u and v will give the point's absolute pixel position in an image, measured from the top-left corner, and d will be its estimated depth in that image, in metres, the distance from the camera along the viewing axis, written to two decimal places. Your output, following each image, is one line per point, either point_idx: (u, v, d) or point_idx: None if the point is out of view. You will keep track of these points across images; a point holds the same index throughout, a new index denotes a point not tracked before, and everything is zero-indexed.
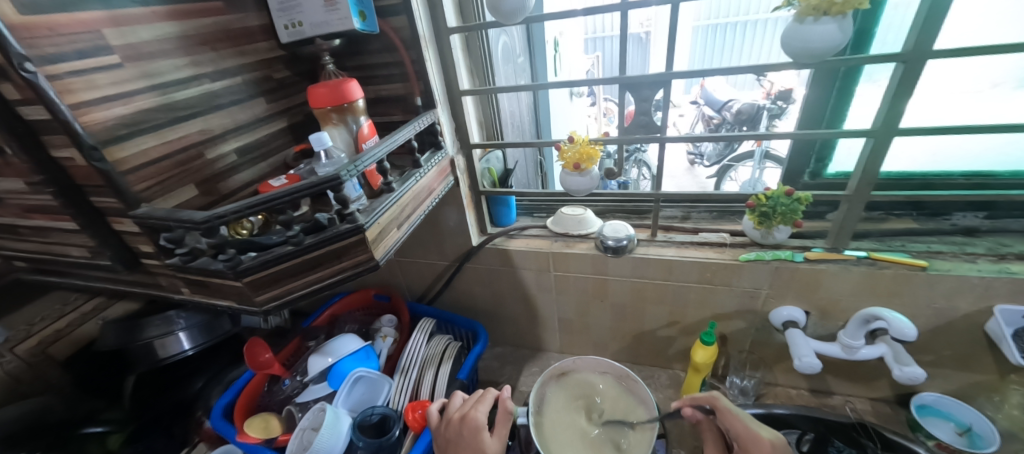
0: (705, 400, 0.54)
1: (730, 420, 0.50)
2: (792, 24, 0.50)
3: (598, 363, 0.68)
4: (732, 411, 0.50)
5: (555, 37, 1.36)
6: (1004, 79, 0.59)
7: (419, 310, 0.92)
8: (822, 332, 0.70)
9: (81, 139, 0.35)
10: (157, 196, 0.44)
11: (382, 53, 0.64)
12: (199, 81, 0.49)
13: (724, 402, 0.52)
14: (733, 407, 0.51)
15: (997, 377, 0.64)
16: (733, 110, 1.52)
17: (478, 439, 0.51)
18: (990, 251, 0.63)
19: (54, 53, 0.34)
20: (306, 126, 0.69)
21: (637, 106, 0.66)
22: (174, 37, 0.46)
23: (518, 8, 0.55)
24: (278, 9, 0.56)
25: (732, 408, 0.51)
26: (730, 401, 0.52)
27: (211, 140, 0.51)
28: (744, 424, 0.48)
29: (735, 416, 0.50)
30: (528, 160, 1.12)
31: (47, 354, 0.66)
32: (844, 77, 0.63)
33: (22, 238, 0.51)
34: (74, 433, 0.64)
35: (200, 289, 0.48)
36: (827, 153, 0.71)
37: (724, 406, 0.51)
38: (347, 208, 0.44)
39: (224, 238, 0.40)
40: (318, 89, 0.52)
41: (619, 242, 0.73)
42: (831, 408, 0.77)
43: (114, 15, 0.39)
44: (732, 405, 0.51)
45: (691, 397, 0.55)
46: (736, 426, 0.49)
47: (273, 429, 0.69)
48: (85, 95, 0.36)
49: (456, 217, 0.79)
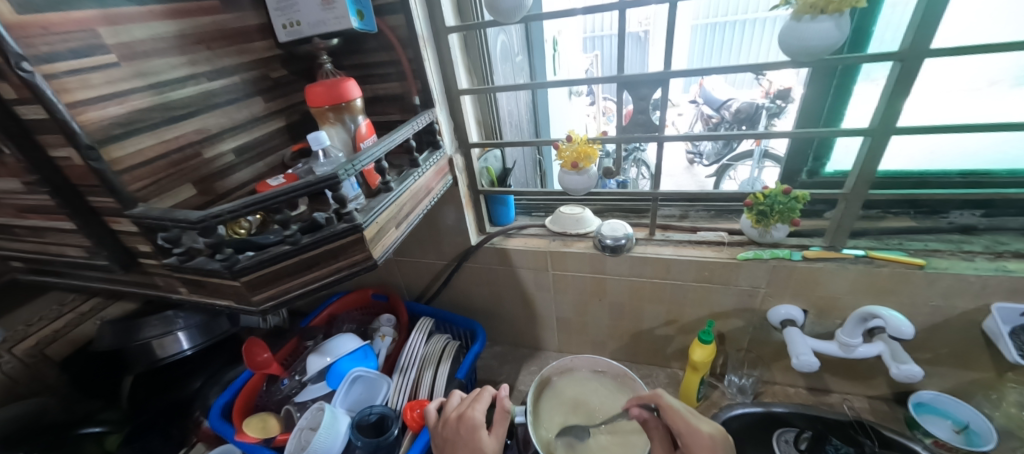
0: (649, 397, 0.53)
1: (670, 415, 0.49)
2: (788, 23, 0.50)
3: (593, 362, 0.67)
4: (673, 406, 0.49)
5: (554, 36, 1.36)
6: (1002, 77, 0.59)
7: (418, 309, 0.92)
8: (819, 330, 0.71)
9: (77, 138, 0.35)
10: (153, 196, 0.44)
11: (379, 52, 0.63)
12: (195, 80, 0.49)
13: (666, 398, 0.51)
14: (676, 404, 0.51)
15: (994, 375, 0.65)
16: (733, 109, 1.51)
17: (476, 437, 0.51)
18: (988, 249, 0.63)
19: (49, 52, 0.33)
20: (304, 126, 0.69)
21: (635, 105, 0.66)
22: (170, 36, 0.46)
23: (515, 7, 0.55)
24: (275, 8, 0.56)
25: (674, 404, 0.51)
26: (673, 398, 0.52)
27: (208, 139, 0.51)
28: (684, 419, 0.48)
29: (676, 411, 0.49)
30: (527, 159, 1.12)
31: (44, 354, 0.66)
32: (841, 75, 0.63)
33: (18, 238, 0.51)
34: (71, 434, 0.64)
35: (197, 288, 0.48)
36: (825, 151, 0.71)
37: (666, 402, 0.51)
38: (344, 207, 0.44)
39: (221, 238, 0.40)
40: (315, 87, 0.52)
41: (617, 241, 0.73)
42: (829, 406, 0.77)
43: (108, 13, 0.39)
44: (675, 402, 0.51)
45: (639, 396, 0.55)
46: (677, 420, 0.48)
47: (271, 429, 0.68)
48: (80, 95, 0.36)
49: (454, 216, 0.79)
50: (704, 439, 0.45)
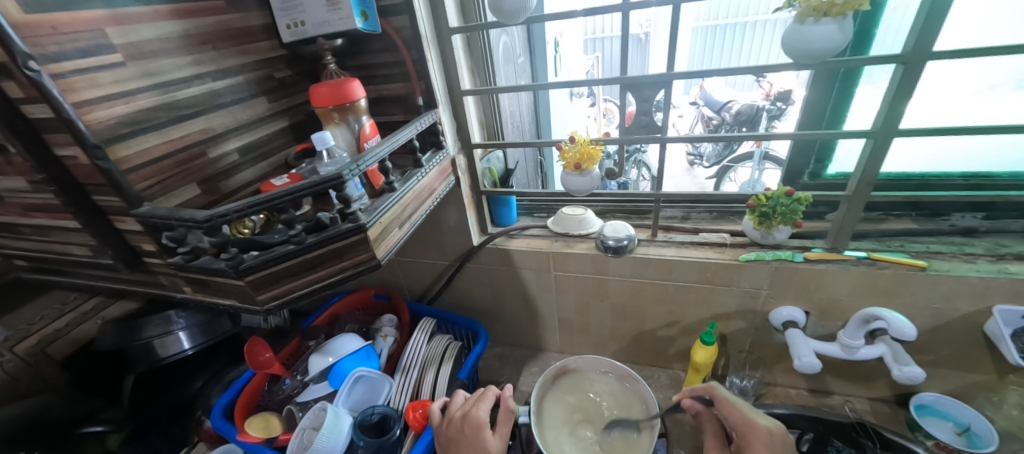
0: (703, 390, 0.57)
1: (727, 408, 0.53)
2: (792, 25, 0.50)
3: (598, 363, 0.68)
4: (728, 400, 0.53)
5: (556, 38, 1.37)
6: (1003, 80, 0.60)
7: (419, 309, 0.92)
8: (821, 332, 0.71)
9: (84, 137, 0.35)
10: (158, 195, 0.44)
11: (383, 52, 0.64)
12: (201, 80, 0.49)
13: (721, 392, 0.55)
14: (731, 397, 0.54)
15: (996, 377, 0.65)
16: (733, 111, 1.52)
17: (480, 436, 0.51)
18: (989, 251, 0.63)
19: (56, 52, 0.34)
20: (308, 126, 0.69)
21: (637, 107, 0.66)
22: (176, 36, 0.46)
23: (519, 9, 0.55)
24: (281, 8, 0.56)
25: (729, 397, 0.54)
26: (727, 390, 0.55)
27: (213, 139, 0.51)
28: (739, 411, 0.52)
29: (732, 404, 0.53)
30: (528, 160, 1.12)
31: (46, 353, 0.66)
32: (844, 78, 0.64)
33: (23, 237, 0.51)
34: (73, 432, 0.64)
35: (201, 288, 0.48)
36: (827, 153, 0.71)
37: (720, 395, 0.55)
38: (349, 207, 0.45)
39: (226, 237, 0.40)
40: (319, 88, 0.52)
41: (619, 242, 0.73)
42: (830, 408, 0.77)
43: (115, 13, 0.39)
44: (728, 394, 0.55)
45: (691, 389, 0.59)
46: (732, 412, 0.53)
47: (273, 429, 0.69)
48: (88, 94, 0.36)
49: (457, 217, 0.79)
50: (761, 432, 0.49)
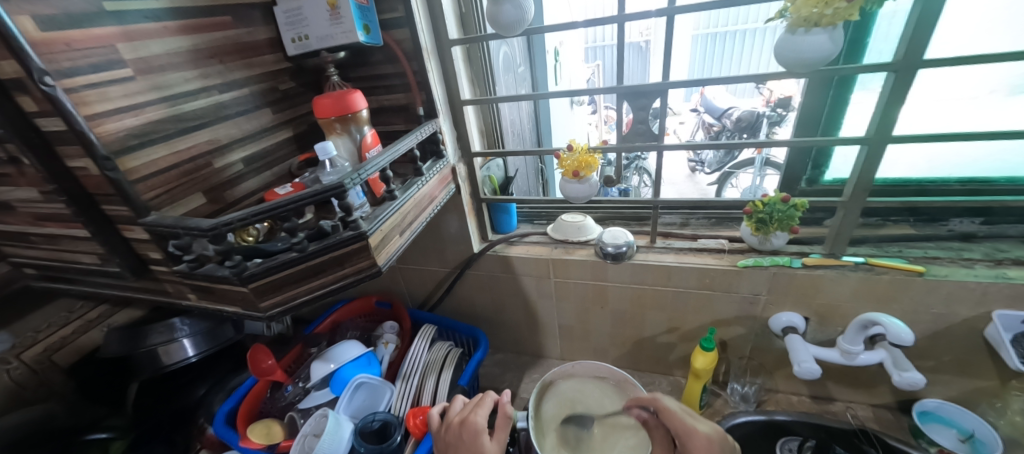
0: (648, 401, 0.55)
1: (669, 418, 0.51)
2: (783, 35, 0.51)
3: (596, 368, 0.69)
4: (670, 408, 0.51)
5: (556, 46, 1.39)
6: (1000, 86, 0.60)
7: (419, 316, 0.92)
8: (821, 338, 0.71)
9: (95, 150, 0.37)
10: (165, 204, 0.45)
11: (385, 64, 0.65)
12: (207, 93, 0.51)
13: (664, 400, 0.53)
14: (672, 405, 0.52)
15: (998, 383, 0.64)
16: (733, 118, 1.53)
17: (479, 441, 0.51)
18: (988, 256, 0.63)
19: (70, 67, 0.35)
20: (312, 135, 0.70)
21: (635, 115, 0.67)
22: (185, 51, 0.48)
23: (517, 21, 0.56)
24: (286, 22, 0.58)
25: (672, 405, 0.52)
26: (671, 400, 0.53)
27: (219, 150, 0.53)
28: (681, 419, 0.50)
29: (673, 412, 0.51)
30: (529, 168, 1.14)
31: (52, 361, 0.66)
32: (838, 85, 0.65)
33: (33, 245, 0.53)
34: (76, 439, 0.65)
35: (206, 295, 0.49)
36: (824, 159, 0.72)
37: (661, 404, 0.53)
38: (350, 215, 0.46)
39: (230, 245, 0.42)
40: (322, 99, 0.53)
41: (618, 248, 0.73)
42: (833, 414, 0.76)
43: (126, 30, 0.41)
44: (672, 405, 0.52)
45: (637, 399, 0.57)
46: (675, 421, 0.50)
47: (275, 435, 0.70)
48: (99, 107, 0.38)
49: (457, 224, 0.80)
50: (700, 439, 0.46)
